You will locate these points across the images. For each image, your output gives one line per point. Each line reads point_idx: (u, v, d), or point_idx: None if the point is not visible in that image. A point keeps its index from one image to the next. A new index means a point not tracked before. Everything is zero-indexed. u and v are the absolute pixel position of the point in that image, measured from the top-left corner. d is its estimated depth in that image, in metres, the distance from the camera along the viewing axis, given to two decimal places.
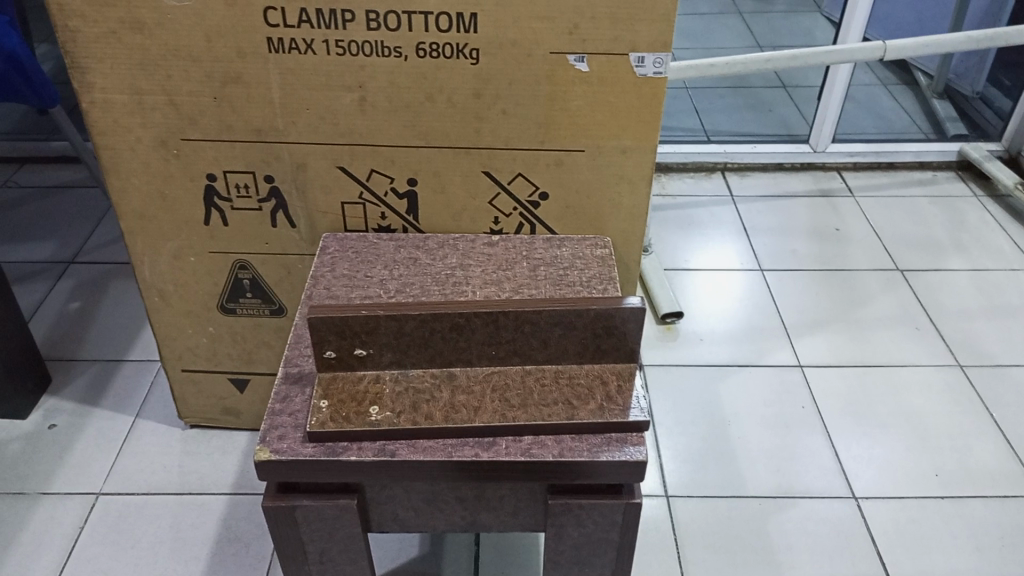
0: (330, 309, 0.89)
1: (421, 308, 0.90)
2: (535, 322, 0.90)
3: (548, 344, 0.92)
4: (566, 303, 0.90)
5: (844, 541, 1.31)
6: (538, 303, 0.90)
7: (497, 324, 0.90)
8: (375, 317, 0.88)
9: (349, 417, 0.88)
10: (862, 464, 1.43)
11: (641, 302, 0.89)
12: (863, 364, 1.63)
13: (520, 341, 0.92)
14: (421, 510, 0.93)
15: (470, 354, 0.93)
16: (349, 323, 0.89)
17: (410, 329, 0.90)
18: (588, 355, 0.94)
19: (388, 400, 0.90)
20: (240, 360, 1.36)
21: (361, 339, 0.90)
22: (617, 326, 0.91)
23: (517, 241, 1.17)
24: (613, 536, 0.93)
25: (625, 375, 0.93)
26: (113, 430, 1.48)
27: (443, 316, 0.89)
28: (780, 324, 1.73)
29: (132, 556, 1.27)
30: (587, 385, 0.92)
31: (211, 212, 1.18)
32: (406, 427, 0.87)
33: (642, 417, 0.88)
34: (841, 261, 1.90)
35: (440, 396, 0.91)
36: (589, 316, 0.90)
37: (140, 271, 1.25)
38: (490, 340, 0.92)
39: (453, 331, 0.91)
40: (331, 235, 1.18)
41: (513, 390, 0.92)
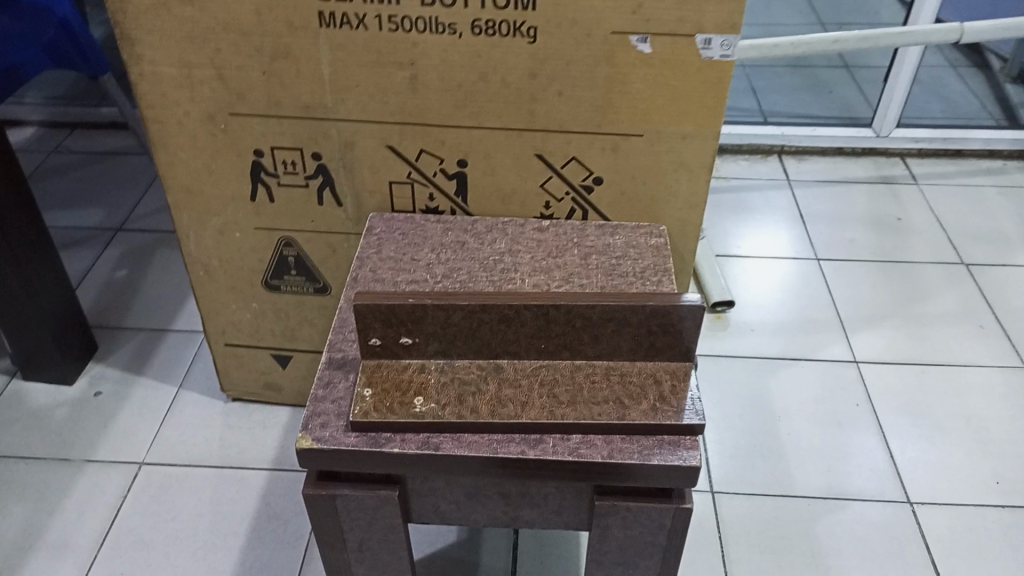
0: (377, 296, 0.86)
1: (470, 298, 0.86)
2: (587, 316, 0.86)
3: (599, 340, 0.89)
4: (620, 298, 0.86)
5: (896, 547, 1.26)
6: (591, 297, 0.86)
7: (547, 317, 0.87)
8: (422, 306, 0.86)
9: (393, 408, 0.86)
10: (918, 468, 1.38)
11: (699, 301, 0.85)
12: (922, 362, 1.57)
13: (570, 335, 0.88)
14: (463, 504, 0.91)
15: (518, 346, 0.90)
16: (395, 311, 0.86)
17: (457, 320, 0.87)
18: (640, 352, 0.90)
19: (433, 391, 0.88)
20: (283, 336, 1.35)
21: (407, 328, 0.88)
22: (673, 324, 0.87)
23: (569, 227, 1.13)
24: (660, 538, 0.90)
25: (680, 376, 0.90)
26: (156, 400, 1.48)
27: (492, 307, 0.86)
28: (836, 317, 1.67)
29: (173, 528, 1.28)
30: (639, 384, 0.88)
31: (258, 188, 1.16)
32: (450, 421, 0.85)
33: (697, 420, 0.85)
34: (903, 253, 1.83)
35: (487, 390, 0.88)
36: (644, 312, 0.86)
37: (186, 245, 1.24)
38: (539, 334, 0.88)
39: (502, 323, 0.87)
40: (378, 215, 1.15)
41: (561, 386, 0.88)
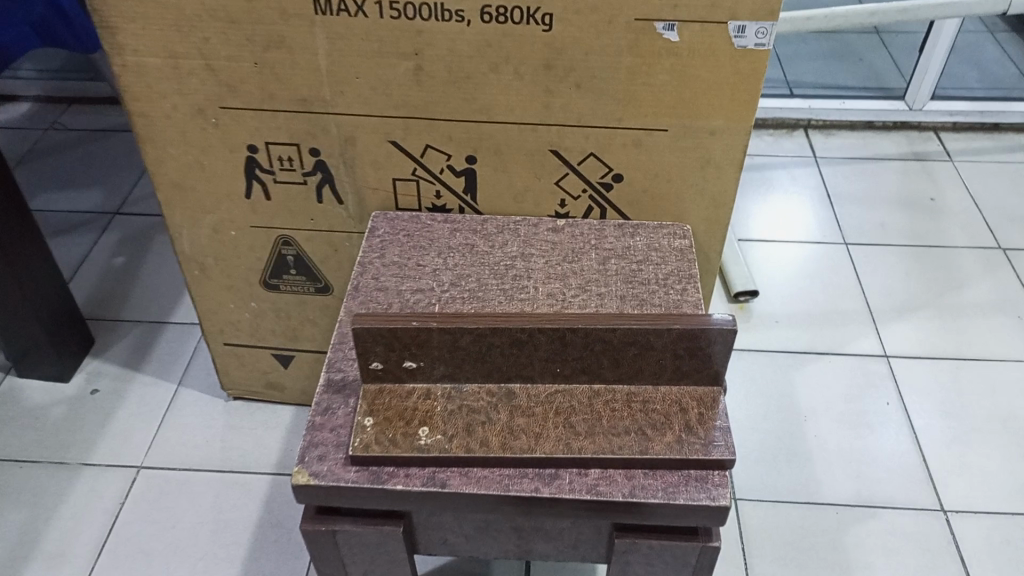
0: (377, 319, 0.79)
1: (479, 320, 0.79)
2: (607, 341, 0.79)
3: (620, 364, 0.81)
4: (643, 320, 0.79)
5: (929, 560, 1.20)
6: (611, 320, 0.78)
7: (564, 341, 0.79)
8: (427, 330, 0.79)
9: (396, 439, 0.79)
10: (953, 474, 1.31)
11: (731, 325, 0.77)
12: (958, 358, 1.48)
13: (588, 360, 0.81)
14: (473, 537, 0.84)
15: (532, 371, 0.83)
16: (397, 335, 0.79)
17: (465, 343, 0.80)
18: (665, 377, 0.83)
19: (439, 420, 0.81)
20: (284, 336, 1.28)
21: (411, 351, 0.81)
22: (702, 348, 0.79)
23: (586, 227, 1.05)
24: (684, 575, 0.84)
25: (708, 403, 0.82)
26: (155, 399, 1.43)
27: (503, 331, 0.79)
28: (865, 307, 1.58)
29: (173, 536, 1.23)
30: (664, 413, 0.81)
31: (253, 185, 1.08)
32: (459, 455, 0.78)
33: (727, 454, 0.78)
34: (937, 237, 1.73)
35: (497, 419, 0.81)
36: (670, 336, 0.78)
37: (179, 244, 1.16)
38: (554, 358, 0.81)
39: (514, 348, 0.80)
40: (380, 214, 1.07)
41: (579, 415, 0.81)
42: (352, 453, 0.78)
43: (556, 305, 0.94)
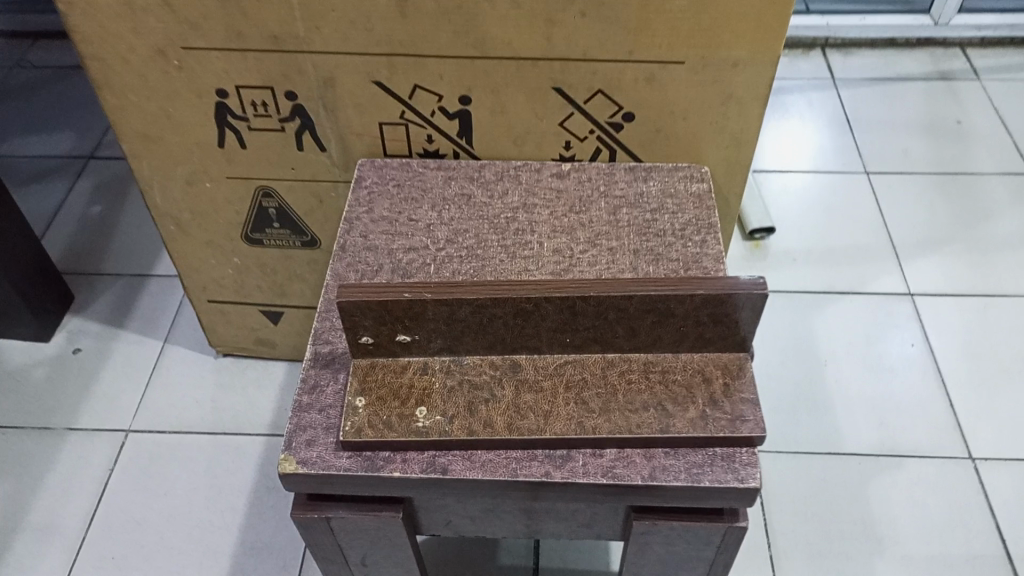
0: (365, 290, 0.70)
1: (479, 289, 0.71)
2: (622, 308, 0.71)
3: (636, 332, 0.73)
4: (662, 285, 0.70)
5: (956, 513, 1.15)
6: (627, 285, 0.70)
7: (574, 310, 0.71)
8: (421, 302, 0.70)
9: (390, 422, 0.72)
10: (981, 419, 1.24)
11: (761, 288, 0.69)
12: (986, 295, 1.41)
13: (601, 328, 0.73)
14: (478, 518, 0.78)
15: (538, 341, 0.75)
16: (388, 308, 0.71)
17: (464, 315, 0.72)
18: (686, 344, 0.75)
19: (438, 398, 0.73)
20: (271, 292, 1.20)
21: (405, 324, 0.73)
22: (728, 314, 0.71)
23: (593, 172, 0.95)
24: (706, 553, 0.78)
25: (733, 371, 0.74)
26: (141, 357, 1.35)
27: (507, 301, 0.70)
28: (888, 242, 1.50)
29: (164, 504, 1.18)
30: (685, 384, 0.74)
31: (226, 133, 0.98)
32: (460, 438, 0.71)
33: (756, 431, 0.70)
34: (964, 164, 1.63)
35: (502, 396, 0.73)
36: (693, 303, 0.70)
37: (151, 198, 1.07)
38: (564, 328, 0.73)
39: (519, 318, 0.72)
40: (367, 162, 0.98)
41: (591, 389, 0.74)
42: (343, 438, 0.71)
43: (562, 263, 0.86)
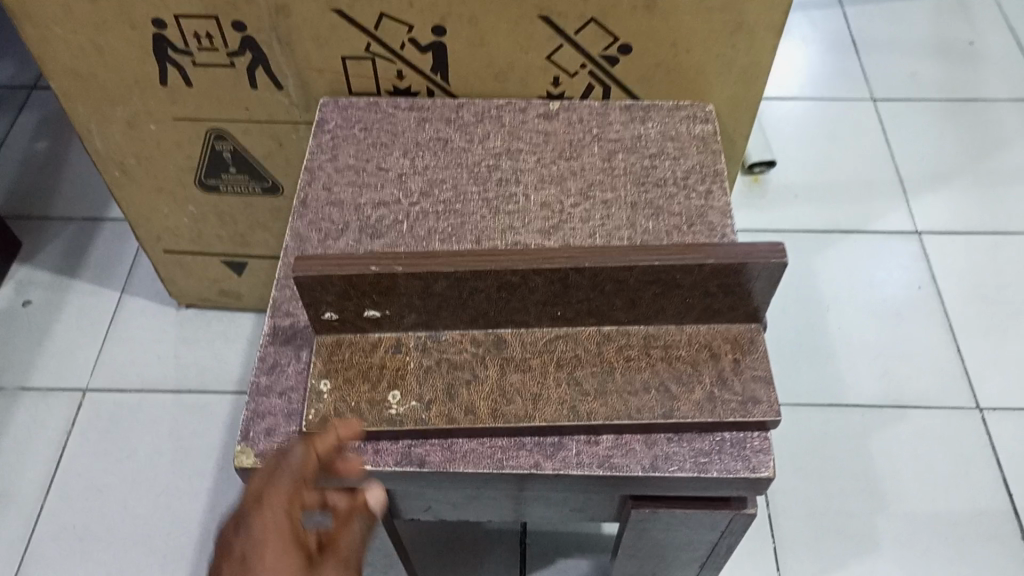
0: (326, 262, 0.61)
1: (458, 259, 0.62)
2: (621, 280, 0.62)
3: (636, 304, 0.65)
4: (666, 253, 0.61)
5: (962, 466, 1.09)
6: (627, 255, 0.61)
7: (566, 283, 0.62)
8: (391, 275, 0.61)
9: (359, 409, 0.64)
10: (989, 366, 1.18)
11: (779, 257, 0.60)
12: (997, 233, 1.33)
13: (596, 301, 0.64)
14: (460, 505, 0.71)
15: (525, 315, 0.66)
16: (354, 282, 0.62)
17: (441, 289, 0.63)
18: (691, 315, 0.66)
19: (413, 381, 0.65)
20: (232, 241, 1.11)
21: (373, 299, 0.64)
22: (740, 284, 0.63)
23: (585, 111, 0.85)
24: (709, 537, 0.72)
25: (744, 345, 0.66)
26: (96, 310, 1.26)
27: (489, 273, 0.62)
28: (894, 175, 1.41)
29: (127, 470, 1.10)
30: (690, 361, 0.66)
31: (168, 69, 0.87)
32: (439, 427, 0.63)
33: (770, 414, 0.63)
34: (977, 89, 1.53)
35: (485, 377, 0.65)
36: (701, 273, 0.61)
37: (90, 142, 0.96)
38: (554, 301, 0.64)
39: (503, 291, 0.63)
40: (330, 102, 0.87)
41: (585, 368, 0.66)
42: (306, 429, 0.63)
43: (551, 219, 0.76)
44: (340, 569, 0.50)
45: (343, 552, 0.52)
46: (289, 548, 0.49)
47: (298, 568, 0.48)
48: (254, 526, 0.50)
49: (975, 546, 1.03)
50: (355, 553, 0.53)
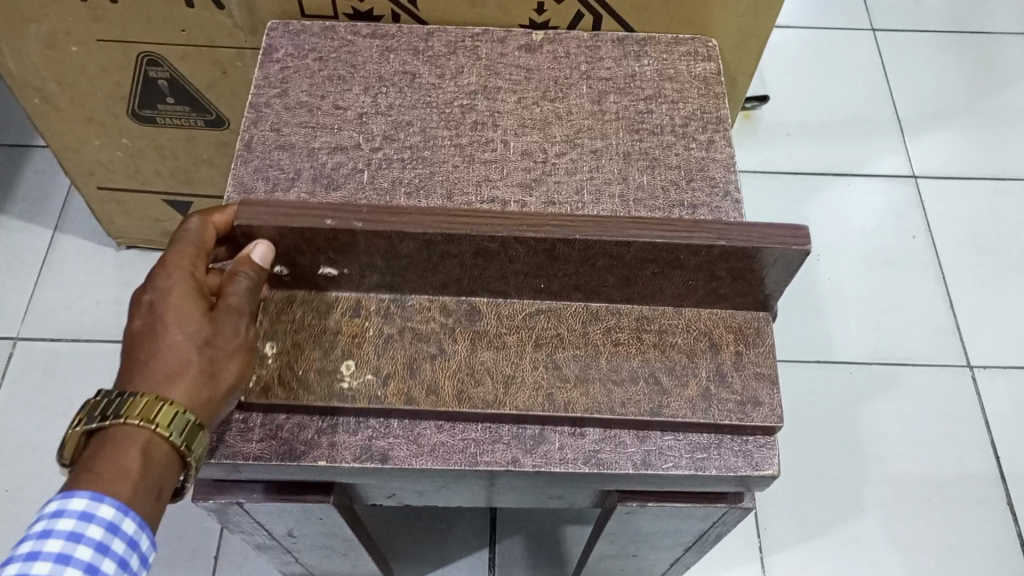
0: (275, 211, 0.52)
1: (428, 218, 0.53)
2: (615, 256, 0.54)
3: (630, 282, 0.57)
4: (670, 229, 0.53)
5: (951, 428, 1.05)
6: (627, 228, 0.53)
7: (552, 254, 0.54)
8: (349, 232, 0.52)
9: (306, 379, 0.55)
10: (983, 322, 1.13)
11: (800, 243, 0.52)
12: (996, 178, 1.26)
13: (585, 276, 0.56)
14: (428, 493, 0.64)
15: (504, 285, 0.58)
16: (306, 238, 0.53)
17: (407, 250, 0.54)
18: (691, 298, 0.59)
19: (371, 351, 0.57)
20: (174, 177, 1.00)
21: (329, 256, 0.55)
22: (752, 270, 0.55)
23: (573, 45, 0.75)
24: (698, 527, 0.66)
25: (749, 335, 0.59)
26: (27, 249, 1.14)
27: (463, 238, 0.52)
28: (892, 114, 1.32)
29: (65, 427, 1.02)
30: (687, 350, 0.58)
31: None
32: (395, 407, 0.55)
33: (771, 420, 0.56)
34: (981, 21, 1.44)
35: (453, 352, 0.57)
36: (708, 255, 0.53)
37: (2, 64, 0.83)
38: (537, 272, 0.56)
39: (479, 258, 0.55)
40: (280, 26, 0.75)
41: (567, 351, 0.58)
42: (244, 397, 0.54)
43: (533, 171, 0.67)
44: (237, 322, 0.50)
45: (242, 306, 0.51)
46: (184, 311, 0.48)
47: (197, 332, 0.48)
48: (156, 283, 0.49)
49: (962, 511, 0.99)
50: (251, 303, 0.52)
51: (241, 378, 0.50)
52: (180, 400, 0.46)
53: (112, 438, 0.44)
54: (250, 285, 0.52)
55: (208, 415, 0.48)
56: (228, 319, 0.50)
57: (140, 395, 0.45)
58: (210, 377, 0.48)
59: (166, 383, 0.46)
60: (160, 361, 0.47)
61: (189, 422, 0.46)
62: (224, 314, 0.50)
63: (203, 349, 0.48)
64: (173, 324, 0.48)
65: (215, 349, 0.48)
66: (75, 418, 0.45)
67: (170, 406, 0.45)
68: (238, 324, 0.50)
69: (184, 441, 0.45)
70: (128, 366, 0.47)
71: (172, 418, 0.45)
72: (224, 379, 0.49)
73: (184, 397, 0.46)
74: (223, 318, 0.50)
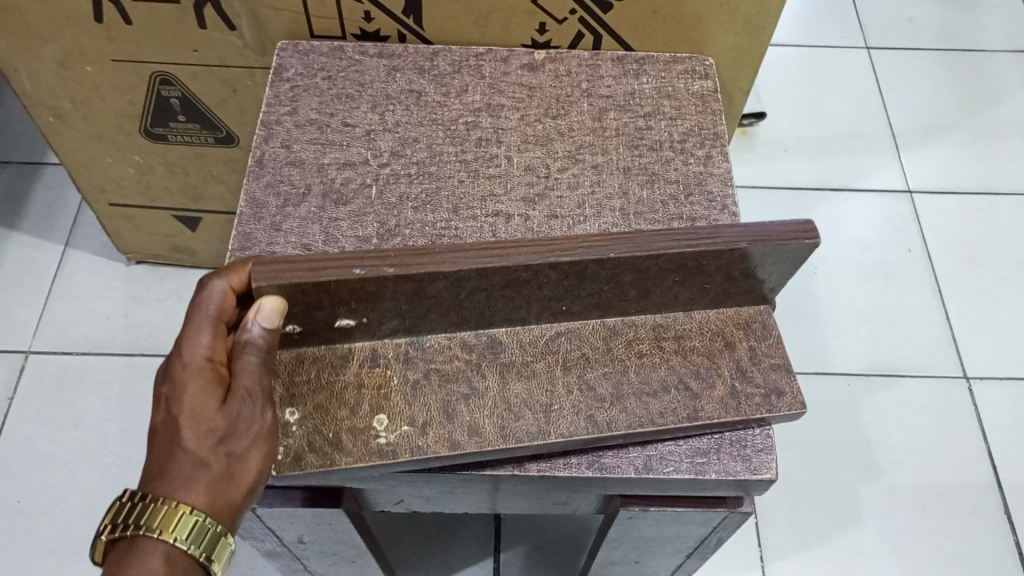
0: (296, 268, 0.52)
1: (460, 255, 0.54)
2: (642, 270, 0.56)
3: (649, 293, 0.59)
4: (692, 239, 0.55)
5: (948, 437, 1.06)
6: (659, 240, 0.55)
7: (582, 276, 0.55)
8: (378, 278, 0.52)
9: (340, 441, 0.55)
10: (978, 333, 1.15)
11: (811, 236, 0.55)
12: (989, 192, 1.28)
13: (608, 293, 0.58)
14: (434, 499, 0.65)
15: (525, 313, 0.59)
16: (331, 291, 0.53)
17: (436, 290, 0.55)
18: (703, 300, 0.61)
19: (400, 402, 0.56)
20: (183, 194, 1.03)
21: (350, 306, 0.55)
22: (761, 268, 0.58)
23: (574, 62, 0.77)
24: (698, 532, 0.67)
25: (754, 329, 0.61)
26: (37, 264, 1.16)
27: (498, 270, 0.54)
28: (887, 128, 1.35)
29: (75, 439, 1.03)
30: (705, 352, 0.60)
31: (102, 4, 0.76)
32: (440, 455, 0.54)
33: (796, 406, 0.58)
34: (972, 38, 1.47)
35: (485, 389, 0.57)
36: (729, 258, 0.56)
37: (17, 82, 0.85)
38: (562, 296, 0.58)
39: (507, 291, 0.56)
40: (289, 46, 0.77)
41: (597, 370, 0.59)
42: (275, 473, 0.53)
43: (537, 185, 0.69)
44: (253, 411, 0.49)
45: (255, 389, 0.50)
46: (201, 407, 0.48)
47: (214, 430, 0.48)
48: (175, 375, 0.49)
49: (959, 519, 1.01)
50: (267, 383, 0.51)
51: (265, 467, 0.49)
52: (202, 505, 0.47)
53: (131, 543, 0.45)
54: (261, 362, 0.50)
55: (234, 513, 0.48)
56: (242, 407, 0.49)
57: (159, 501, 0.45)
58: (229, 479, 0.48)
59: (184, 489, 0.46)
60: (178, 467, 0.47)
61: (207, 527, 0.46)
62: (237, 404, 0.49)
63: (219, 447, 0.48)
64: (189, 428, 0.48)
65: (232, 444, 0.48)
66: (101, 524, 0.46)
67: (187, 511, 0.46)
68: (253, 411, 0.49)
69: (198, 547, 0.45)
70: (152, 467, 0.48)
71: (180, 524, 0.45)
72: (246, 471, 0.48)
73: (205, 501, 0.47)
74: (238, 410, 0.49)
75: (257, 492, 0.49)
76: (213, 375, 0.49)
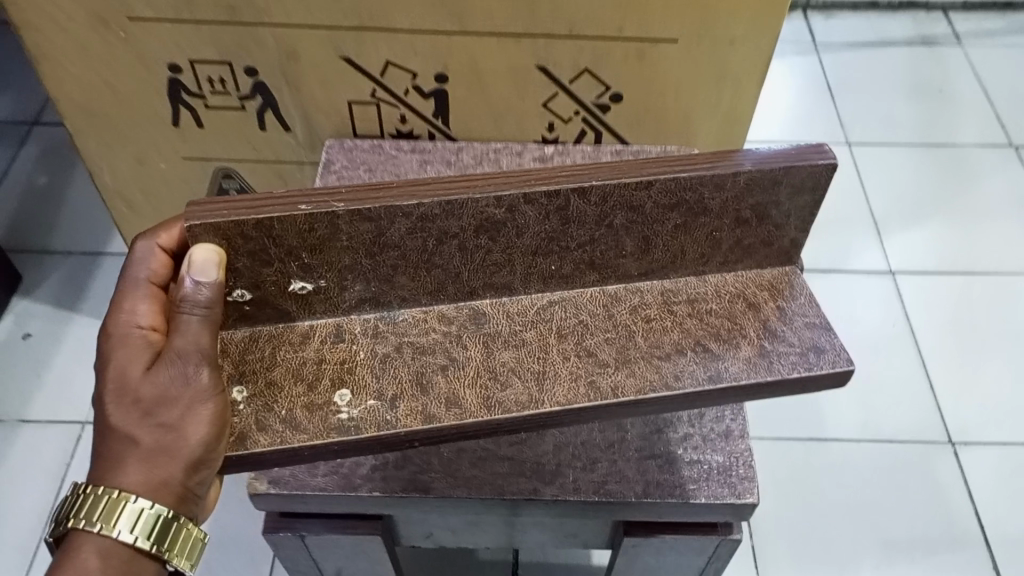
0: (239, 205, 0.55)
1: (418, 191, 0.57)
2: (636, 206, 0.58)
3: (650, 247, 0.61)
4: (693, 164, 0.57)
5: (936, 495, 1.14)
6: (646, 168, 0.57)
7: (566, 214, 0.58)
8: (330, 213, 0.55)
9: (294, 418, 0.55)
10: (962, 400, 1.23)
11: (827, 158, 0.57)
12: (967, 271, 1.39)
13: (601, 245, 0.60)
14: (461, 532, 0.74)
15: (510, 277, 0.62)
16: (281, 231, 0.55)
17: (398, 236, 0.58)
18: (715, 259, 0.62)
19: (367, 375, 0.58)
20: None
21: (302, 259, 0.57)
22: (774, 206, 0.59)
23: (579, 152, 0.90)
24: (697, 562, 0.75)
25: (782, 291, 0.62)
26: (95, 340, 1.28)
27: (465, 202, 0.56)
28: (868, 213, 1.47)
29: None
30: (727, 315, 0.60)
31: (180, 111, 0.91)
32: (413, 429, 0.55)
33: (841, 364, 0.57)
34: (945, 133, 1.61)
35: (466, 360, 0.59)
36: (733, 189, 0.57)
37: (100, 178, 0.99)
38: (546, 248, 0.60)
39: (482, 235, 0.59)
40: (335, 143, 0.91)
41: (597, 334, 0.60)
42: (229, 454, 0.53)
43: None
44: (178, 373, 0.52)
45: (187, 349, 0.53)
46: (126, 382, 0.53)
47: (136, 399, 0.52)
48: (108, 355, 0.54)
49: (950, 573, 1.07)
50: (200, 342, 0.53)
51: (206, 434, 0.52)
52: (137, 483, 0.51)
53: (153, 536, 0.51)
54: (197, 321, 0.54)
55: (173, 489, 0.52)
56: (170, 371, 0.52)
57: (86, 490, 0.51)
58: (161, 448, 0.52)
59: (116, 465, 0.51)
60: (110, 445, 0.52)
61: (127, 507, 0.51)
62: (164, 371, 0.53)
63: (147, 417, 0.52)
64: (116, 402, 0.52)
65: (161, 412, 0.52)
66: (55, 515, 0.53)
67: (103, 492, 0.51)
68: (183, 374, 0.52)
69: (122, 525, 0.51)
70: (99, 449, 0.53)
71: (115, 514, 0.51)
72: (178, 443, 0.51)
73: (140, 476, 0.51)
74: (164, 376, 0.53)
75: (201, 460, 0.52)
76: (143, 345, 0.55)
